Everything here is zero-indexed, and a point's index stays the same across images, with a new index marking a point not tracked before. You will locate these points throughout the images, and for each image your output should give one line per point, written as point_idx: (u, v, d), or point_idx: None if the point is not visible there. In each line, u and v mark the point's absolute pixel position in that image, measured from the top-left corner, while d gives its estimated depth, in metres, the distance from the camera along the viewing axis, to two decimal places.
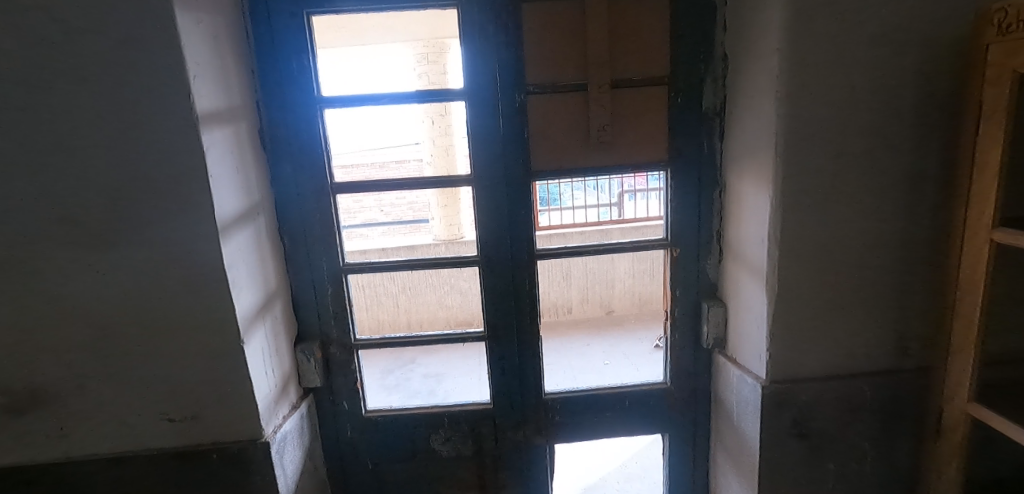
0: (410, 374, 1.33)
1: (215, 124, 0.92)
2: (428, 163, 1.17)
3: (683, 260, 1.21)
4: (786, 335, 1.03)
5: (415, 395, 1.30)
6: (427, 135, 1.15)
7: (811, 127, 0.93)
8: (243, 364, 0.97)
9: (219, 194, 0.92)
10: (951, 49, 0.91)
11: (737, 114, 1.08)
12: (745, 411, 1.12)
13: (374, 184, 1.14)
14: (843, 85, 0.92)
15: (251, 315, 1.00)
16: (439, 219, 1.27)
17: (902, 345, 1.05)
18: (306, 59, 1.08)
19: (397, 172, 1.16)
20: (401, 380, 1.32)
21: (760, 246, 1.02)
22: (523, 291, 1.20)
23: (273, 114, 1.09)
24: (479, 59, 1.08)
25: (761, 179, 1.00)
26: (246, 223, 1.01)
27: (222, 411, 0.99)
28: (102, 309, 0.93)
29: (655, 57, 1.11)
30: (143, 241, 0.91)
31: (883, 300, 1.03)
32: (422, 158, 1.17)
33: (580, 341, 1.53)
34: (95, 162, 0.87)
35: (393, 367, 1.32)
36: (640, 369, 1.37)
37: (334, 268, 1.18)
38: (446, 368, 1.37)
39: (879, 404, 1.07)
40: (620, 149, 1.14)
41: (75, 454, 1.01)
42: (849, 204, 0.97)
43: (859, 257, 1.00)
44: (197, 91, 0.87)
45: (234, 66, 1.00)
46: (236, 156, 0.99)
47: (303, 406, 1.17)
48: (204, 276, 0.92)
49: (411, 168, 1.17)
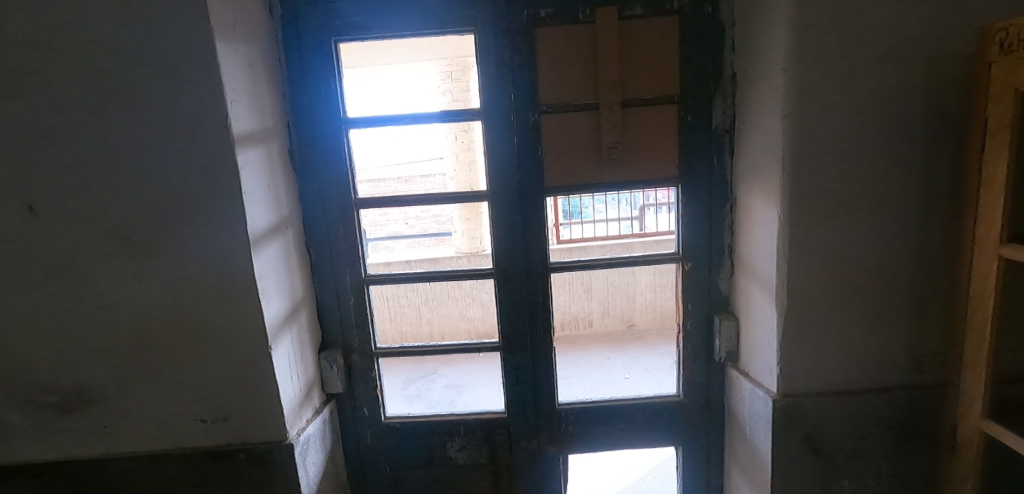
0: (431, 384, 1.37)
1: (249, 145, 0.99)
2: (451, 178, 1.21)
3: (695, 274, 1.23)
4: (797, 349, 1.04)
5: (434, 405, 1.34)
6: (450, 150, 1.20)
7: (817, 143, 0.95)
8: (271, 369, 1.03)
9: (252, 209, 0.99)
10: (957, 67, 0.92)
11: (746, 131, 1.10)
12: (757, 425, 1.12)
13: (399, 198, 1.20)
14: (850, 103, 0.94)
15: (278, 323, 1.06)
16: (462, 232, 1.32)
17: (917, 362, 1.05)
18: (334, 83, 1.15)
19: (423, 185, 1.21)
20: (422, 390, 1.36)
21: (769, 261, 1.04)
22: (537, 303, 1.24)
23: (302, 135, 1.17)
24: (494, 80, 1.13)
25: (770, 194, 1.02)
26: (276, 237, 1.08)
27: (251, 413, 1.05)
28: (144, 315, 1.01)
29: (665, 77, 1.14)
30: (182, 253, 0.98)
31: (896, 315, 1.02)
32: (445, 174, 1.21)
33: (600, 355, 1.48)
34: (141, 181, 0.95)
35: (414, 377, 1.37)
36: (662, 384, 1.35)
37: (357, 279, 1.24)
38: (467, 379, 1.37)
39: (895, 420, 1.06)
40: (631, 165, 1.17)
41: (115, 451, 1.08)
42: (859, 219, 0.98)
43: (869, 272, 1.01)
44: (233, 114, 0.94)
45: (267, 90, 1.08)
46: (268, 174, 1.06)
47: (325, 411, 1.23)
48: (237, 285, 0.99)
49: (435, 182, 1.22)
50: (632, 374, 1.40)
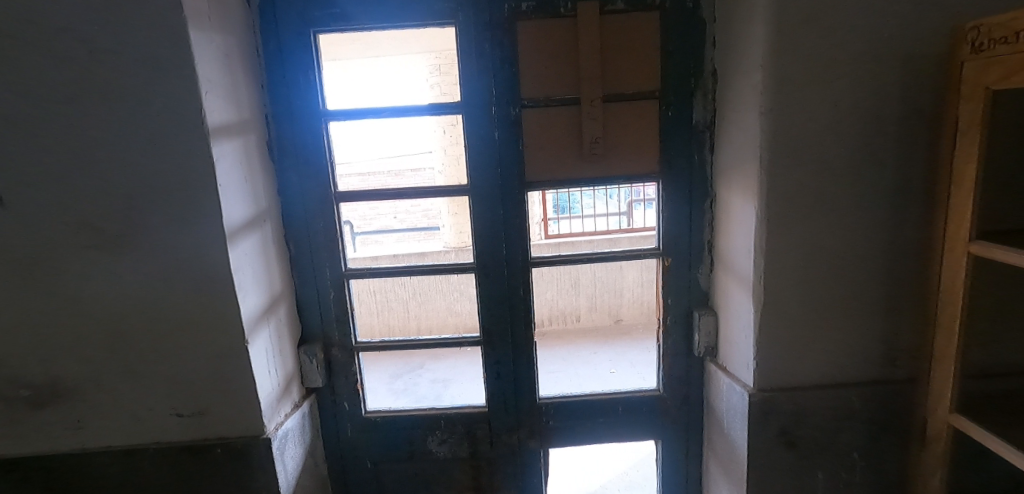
0: (418, 378, 1.32)
1: (225, 137, 0.98)
2: (440, 172, 1.20)
3: (675, 269, 1.23)
4: (773, 344, 1.05)
5: (423, 400, 1.33)
6: (439, 144, 1.20)
7: (794, 140, 0.96)
8: (247, 363, 1.02)
9: (228, 202, 0.98)
10: (931, 65, 0.93)
11: (726, 128, 1.10)
12: (734, 419, 1.13)
13: (389, 191, 1.20)
14: (827, 100, 0.94)
15: (256, 317, 1.05)
16: (450, 226, 1.24)
17: (890, 357, 1.06)
18: (313, 75, 1.14)
19: (413, 180, 1.20)
20: (410, 384, 1.33)
21: (747, 257, 1.05)
22: (518, 298, 1.24)
23: (281, 127, 1.15)
24: (476, 74, 1.13)
25: (748, 191, 1.03)
26: (253, 230, 1.07)
27: (228, 408, 1.04)
28: (118, 309, 0.99)
29: (647, 72, 1.14)
30: (157, 246, 0.97)
31: (870, 310, 1.04)
32: (434, 167, 1.21)
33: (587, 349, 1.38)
34: (113, 173, 0.93)
35: (402, 371, 1.32)
36: (647, 378, 1.35)
37: (337, 273, 1.23)
38: (454, 374, 1.34)
39: (869, 414, 1.07)
40: (612, 161, 1.17)
41: (91, 446, 1.07)
42: (835, 216, 0.99)
43: (844, 269, 1.02)
44: (208, 105, 0.93)
45: (245, 82, 1.06)
46: (245, 167, 1.05)
47: (305, 405, 1.22)
48: (213, 278, 0.98)
49: (425, 176, 1.20)
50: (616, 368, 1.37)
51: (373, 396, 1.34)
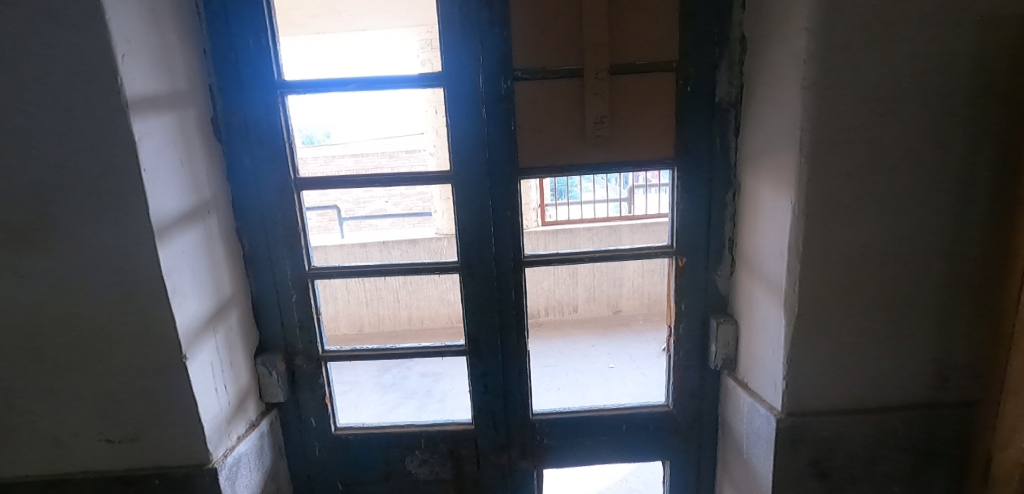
0: (406, 372, 1.29)
1: (153, 110, 0.80)
2: (432, 155, 1.09)
3: (689, 269, 1.07)
4: (804, 362, 0.90)
5: (410, 396, 1.27)
6: (432, 125, 1.08)
7: (840, 122, 0.80)
8: (187, 382, 0.86)
9: (158, 192, 0.80)
10: (1011, 30, 0.76)
11: (755, 105, 0.93)
12: (756, 444, 0.98)
13: (372, 178, 1.02)
14: (884, 72, 0.78)
15: (197, 327, 0.89)
16: (444, 213, 1.25)
17: (942, 377, 0.91)
18: (265, 39, 0.96)
19: (405, 161, 1.11)
20: (399, 379, 1.29)
21: (779, 260, 0.89)
22: (509, 303, 1.08)
23: (227, 101, 0.98)
24: (458, 39, 0.95)
25: (783, 180, 0.86)
26: (193, 223, 0.90)
27: (165, 433, 0.89)
28: (28, 319, 0.82)
29: (662, 39, 0.96)
30: (68, 244, 0.80)
31: (921, 323, 0.89)
32: (426, 151, 1.10)
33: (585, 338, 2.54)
34: (11, 155, 0.75)
35: (389, 365, 1.29)
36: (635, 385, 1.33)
37: (299, 272, 1.07)
38: (444, 367, 1.27)
39: (912, 442, 0.93)
40: (619, 144, 1.00)
41: (7, 474, 0.91)
42: (885, 212, 0.84)
43: (890, 275, 0.87)
44: (128, 72, 0.75)
45: (178, 43, 0.88)
46: (182, 148, 0.87)
47: (263, 423, 1.07)
48: (140, 284, 0.81)
49: (416, 160, 1.09)
50: (616, 361, 2.39)
51: (358, 391, 1.27)
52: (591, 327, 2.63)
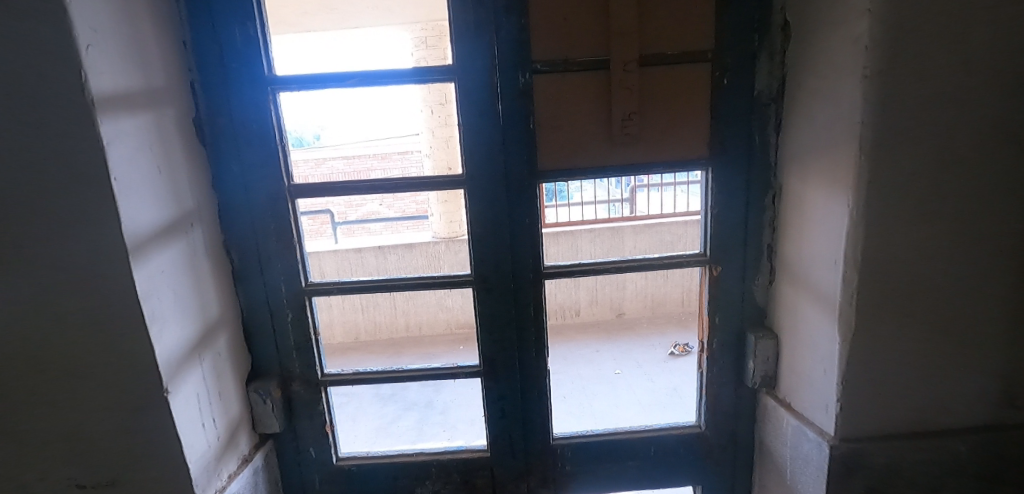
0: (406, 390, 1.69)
1: (124, 109, 0.69)
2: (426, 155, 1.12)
3: (724, 279, 0.98)
4: (861, 382, 0.81)
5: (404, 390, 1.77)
6: (426, 126, 1.09)
7: (906, 116, 0.71)
8: (169, 420, 0.75)
9: (132, 203, 0.70)
10: None
11: (802, 99, 0.84)
12: (803, 471, 0.90)
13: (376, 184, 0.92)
14: (957, 58, 0.69)
15: (179, 356, 0.78)
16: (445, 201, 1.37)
17: (1010, 396, 0.82)
18: (254, 31, 0.86)
19: (403, 160, 1.16)
20: (398, 396, 1.69)
21: (832, 270, 0.80)
22: (527, 320, 0.98)
23: (212, 99, 0.87)
24: (471, 28, 0.85)
25: (837, 181, 0.77)
26: (174, 238, 0.79)
27: (146, 476, 0.78)
28: None
29: (696, 27, 0.87)
30: (24, 267, 0.68)
31: (990, 338, 0.80)
32: (421, 150, 1.16)
33: (592, 348, 2.66)
34: None
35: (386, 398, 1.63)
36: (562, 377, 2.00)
37: (295, 290, 0.97)
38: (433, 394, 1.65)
39: (976, 468, 0.85)
40: (649, 143, 0.91)
41: None
42: (954, 216, 0.75)
43: (958, 286, 0.78)
44: (95, 65, 0.64)
45: (154, 34, 0.78)
46: (159, 153, 0.77)
47: (257, 458, 0.96)
48: (112, 310, 0.70)
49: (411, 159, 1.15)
50: (622, 370, 2.37)
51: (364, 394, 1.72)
52: (593, 335, 2.82)
